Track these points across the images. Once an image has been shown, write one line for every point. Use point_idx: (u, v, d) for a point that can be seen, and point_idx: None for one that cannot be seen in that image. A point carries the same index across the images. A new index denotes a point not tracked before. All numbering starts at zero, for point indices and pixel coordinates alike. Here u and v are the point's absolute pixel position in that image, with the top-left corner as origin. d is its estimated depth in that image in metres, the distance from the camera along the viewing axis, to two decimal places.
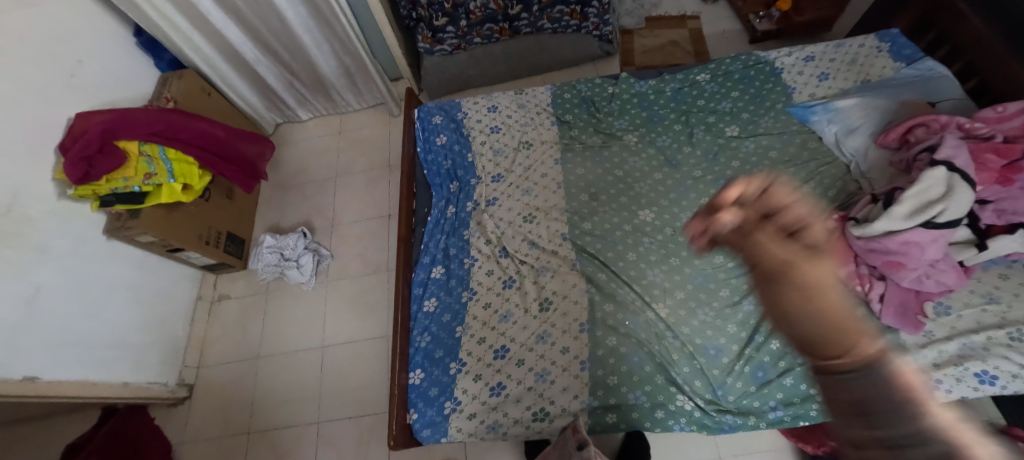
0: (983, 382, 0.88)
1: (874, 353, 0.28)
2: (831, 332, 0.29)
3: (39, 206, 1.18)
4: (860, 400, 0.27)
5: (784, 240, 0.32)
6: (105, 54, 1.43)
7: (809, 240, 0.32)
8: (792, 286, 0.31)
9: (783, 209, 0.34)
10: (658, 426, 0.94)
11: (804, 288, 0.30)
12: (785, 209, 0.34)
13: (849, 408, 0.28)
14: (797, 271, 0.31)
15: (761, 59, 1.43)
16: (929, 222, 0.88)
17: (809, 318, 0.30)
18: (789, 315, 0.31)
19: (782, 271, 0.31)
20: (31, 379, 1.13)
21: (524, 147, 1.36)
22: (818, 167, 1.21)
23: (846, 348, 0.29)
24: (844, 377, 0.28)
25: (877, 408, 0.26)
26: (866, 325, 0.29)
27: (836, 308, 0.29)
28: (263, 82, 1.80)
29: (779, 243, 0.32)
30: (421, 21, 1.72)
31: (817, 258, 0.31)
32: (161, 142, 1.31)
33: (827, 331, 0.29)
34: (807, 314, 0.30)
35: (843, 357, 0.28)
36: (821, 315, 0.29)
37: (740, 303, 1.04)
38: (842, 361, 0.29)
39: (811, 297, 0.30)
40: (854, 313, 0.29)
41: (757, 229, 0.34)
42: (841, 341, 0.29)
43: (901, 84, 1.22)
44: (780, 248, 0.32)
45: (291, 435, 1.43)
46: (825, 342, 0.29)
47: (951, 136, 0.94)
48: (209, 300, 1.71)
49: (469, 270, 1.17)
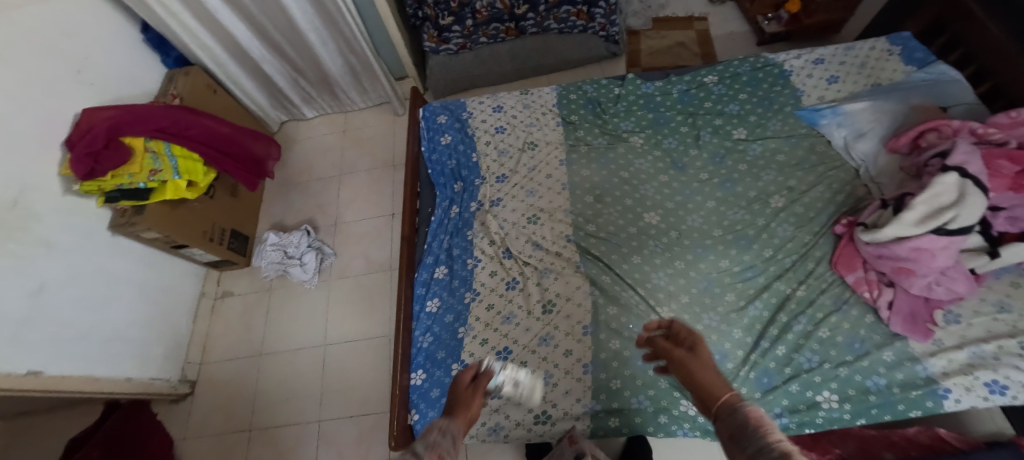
0: (993, 392, 0.85)
1: (730, 397, 0.52)
2: (709, 392, 0.55)
3: (45, 200, 1.19)
4: (732, 434, 0.46)
5: (687, 354, 0.64)
6: (113, 51, 1.44)
7: (695, 351, 0.64)
8: (693, 377, 0.59)
9: (681, 335, 0.69)
10: (660, 432, 0.92)
11: (695, 375, 0.59)
12: (685, 342, 0.67)
13: (733, 444, 0.46)
14: (691, 370, 0.60)
15: (770, 62, 1.42)
16: (940, 228, 0.87)
17: (701, 391, 0.56)
18: (696, 390, 0.57)
19: (688, 373, 0.61)
20: (36, 373, 1.13)
21: (529, 148, 1.35)
22: (827, 171, 1.20)
23: (720, 405, 0.51)
24: (731, 418, 0.48)
25: (739, 434, 0.45)
26: (724, 386, 0.55)
27: (709, 380, 0.57)
28: (269, 80, 1.81)
29: (686, 357, 0.63)
30: (427, 20, 1.72)
31: (694, 359, 0.62)
32: (166, 138, 1.32)
33: (707, 392, 0.55)
34: (700, 391, 0.57)
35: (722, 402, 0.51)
36: (704, 386, 0.56)
37: (745, 309, 1.03)
38: (717, 409, 0.52)
39: (698, 378, 0.58)
40: (719, 381, 0.56)
41: (677, 355, 0.65)
42: (713, 396, 0.53)
43: (912, 88, 1.21)
44: (686, 359, 0.63)
45: (292, 433, 1.43)
46: (709, 402, 0.54)
47: (964, 141, 0.93)
48: (212, 297, 1.72)
49: (472, 271, 1.16)
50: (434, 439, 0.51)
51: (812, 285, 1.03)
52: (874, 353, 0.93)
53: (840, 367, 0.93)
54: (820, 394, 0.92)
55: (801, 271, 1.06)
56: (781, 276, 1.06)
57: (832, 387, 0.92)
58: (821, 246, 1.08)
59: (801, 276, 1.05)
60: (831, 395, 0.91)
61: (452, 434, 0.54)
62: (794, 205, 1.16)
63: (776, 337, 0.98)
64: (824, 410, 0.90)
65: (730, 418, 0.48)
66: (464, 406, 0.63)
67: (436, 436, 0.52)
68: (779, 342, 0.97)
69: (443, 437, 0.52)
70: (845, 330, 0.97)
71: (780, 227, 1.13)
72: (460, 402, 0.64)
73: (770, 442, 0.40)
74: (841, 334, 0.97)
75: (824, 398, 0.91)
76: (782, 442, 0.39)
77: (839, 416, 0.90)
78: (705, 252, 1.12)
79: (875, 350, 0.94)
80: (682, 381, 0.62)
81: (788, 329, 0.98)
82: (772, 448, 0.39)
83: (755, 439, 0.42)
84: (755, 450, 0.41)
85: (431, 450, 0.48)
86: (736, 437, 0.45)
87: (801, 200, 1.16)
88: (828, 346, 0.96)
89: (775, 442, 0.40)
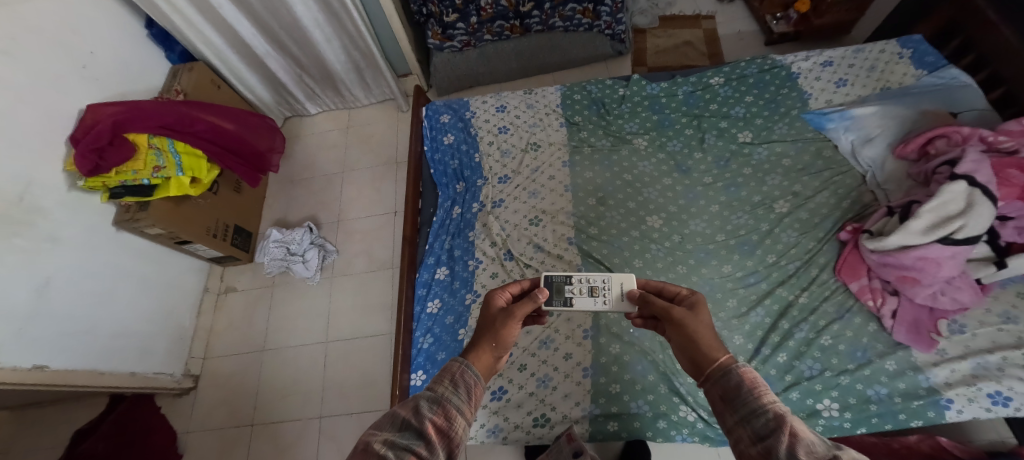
0: (996, 403, 0.85)
1: (726, 360, 0.50)
2: (702, 354, 0.52)
3: (51, 196, 1.20)
4: (724, 396, 0.47)
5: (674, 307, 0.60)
6: (117, 45, 1.44)
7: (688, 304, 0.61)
8: (683, 335, 0.56)
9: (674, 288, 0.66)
10: (659, 437, 0.91)
11: (684, 332, 0.56)
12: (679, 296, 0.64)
13: (725, 405, 0.47)
14: (680, 326, 0.57)
15: (778, 63, 1.40)
16: (946, 237, 0.86)
17: (693, 349, 0.54)
18: (685, 347, 0.55)
19: (679, 331, 0.57)
20: (40, 367, 1.14)
21: (532, 149, 1.35)
22: (833, 176, 1.18)
23: (713, 368, 0.50)
24: (727, 379, 0.47)
25: (734, 398, 0.46)
26: (718, 347, 0.52)
27: (700, 339, 0.54)
28: (273, 75, 1.81)
29: (672, 311, 0.59)
30: (431, 17, 1.70)
31: (684, 313, 0.57)
32: (170, 134, 1.31)
33: (700, 354, 0.53)
34: (693, 352, 0.54)
35: (715, 362, 0.50)
36: (695, 346, 0.53)
37: (748, 315, 1.02)
38: (709, 370, 0.51)
39: (688, 335, 0.55)
40: (709, 341, 0.53)
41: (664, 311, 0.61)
42: (710, 360, 0.51)
43: (922, 92, 1.18)
44: (673, 313, 0.58)
45: (294, 428, 1.44)
46: (704, 365, 0.52)
47: (974, 149, 0.91)
48: (215, 292, 1.73)
49: (473, 272, 1.16)
50: (443, 394, 0.49)
51: (815, 292, 1.02)
52: (876, 361, 0.93)
53: (842, 375, 0.93)
54: (821, 402, 0.91)
55: (804, 278, 1.05)
56: (784, 282, 1.05)
57: (833, 395, 0.92)
58: (825, 252, 1.07)
59: (804, 283, 1.05)
60: (832, 403, 0.91)
61: (468, 385, 0.52)
62: (799, 210, 1.14)
63: (778, 343, 0.98)
64: (824, 419, 0.89)
65: (723, 379, 0.48)
66: (493, 335, 0.60)
67: (446, 389, 0.50)
68: (781, 348, 0.97)
69: (454, 392, 0.50)
70: (847, 338, 0.97)
71: (784, 233, 1.12)
72: (492, 330, 0.61)
73: (764, 403, 0.42)
74: (843, 341, 0.96)
75: (824, 406, 0.91)
76: (776, 405, 0.42)
77: (839, 424, 0.89)
78: (707, 257, 1.11)
79: (877, 358, 0.93)
80: (674, 335, 0.58)
81: (790, 335, 0.98)
82: (768, 412, 0.41)
83: (749, 403, 0.43)
84: (750, 413, 0.43)
85: (435, 409, 0.47)
86: (729, 399, 0.46)
87: (806, 206, 1.15)
88: (829, 354, 0.95)
89: (770, 405, 0.42)
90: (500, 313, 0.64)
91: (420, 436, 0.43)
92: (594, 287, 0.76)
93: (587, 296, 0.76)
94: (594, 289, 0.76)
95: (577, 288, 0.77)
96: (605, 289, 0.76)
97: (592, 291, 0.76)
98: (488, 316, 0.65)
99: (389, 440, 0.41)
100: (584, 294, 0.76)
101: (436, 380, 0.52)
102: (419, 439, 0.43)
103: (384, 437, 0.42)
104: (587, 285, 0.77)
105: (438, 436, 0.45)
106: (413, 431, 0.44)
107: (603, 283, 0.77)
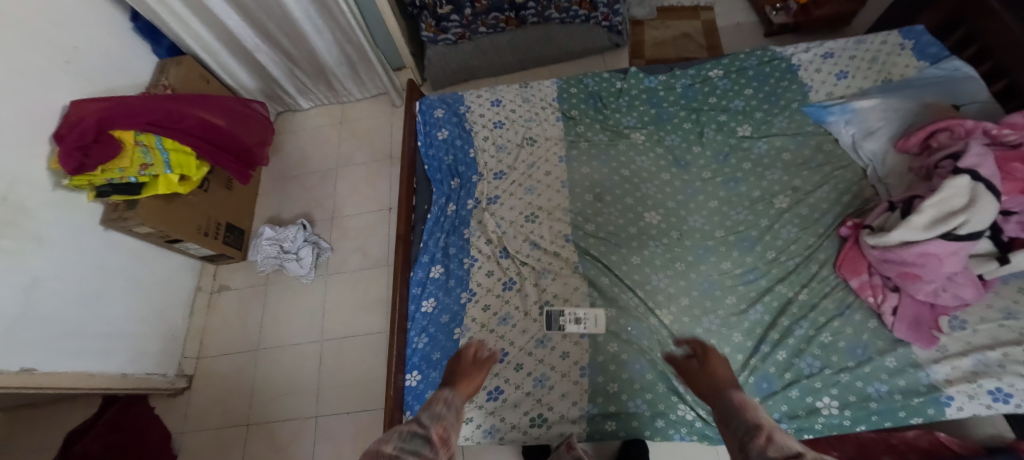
0: (997, 400, 0.84)
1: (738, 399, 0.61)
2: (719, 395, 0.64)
3: (36, 195, 1.16)
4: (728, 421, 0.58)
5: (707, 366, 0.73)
6: (101, 39, 1.39)
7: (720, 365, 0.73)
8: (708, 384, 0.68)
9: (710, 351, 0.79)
10: (658, 435, 0.91)
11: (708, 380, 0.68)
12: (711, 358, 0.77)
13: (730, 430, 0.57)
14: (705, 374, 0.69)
15: (777, 55, 1.37)
16: (948, 233, 0.84)
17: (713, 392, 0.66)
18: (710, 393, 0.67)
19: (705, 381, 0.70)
20: (28, 370, 1.10)
21: (528, 144, 1.32)
22: (833, 171, 1.17)
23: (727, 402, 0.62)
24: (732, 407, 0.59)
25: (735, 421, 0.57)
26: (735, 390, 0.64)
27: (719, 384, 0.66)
28: (263, 69, 1.77)
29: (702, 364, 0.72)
30: (425, 9, 1.66)
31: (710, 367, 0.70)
32: (158, 131, 1.27)
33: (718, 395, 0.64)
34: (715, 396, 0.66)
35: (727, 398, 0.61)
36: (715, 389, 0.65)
37: (747, 312, 1.01)
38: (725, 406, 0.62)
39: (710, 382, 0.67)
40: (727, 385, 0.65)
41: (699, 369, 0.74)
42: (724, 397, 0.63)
43: (924, 84, 1.16)
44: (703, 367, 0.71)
45: (290, 428, 1.43)
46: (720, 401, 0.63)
47: (977, 143, 0.90)
48: (208, 291, 1.71)
49: (468, 271, 1.14)
50: (438, 414, 0.60)
51: (815, 288, 1.01)
52: (876, 359, 0.92)
53: (842, 373, 0.91)
54: (820, 400, 0.90)
55: (804, 274, 1.04)
56: (784, 279, 1.04)
57: (833, 393, 0.91)
58: (825, 248, 1.06)
59: (804, 279, 1.03)
60: (831, 401, 0.90)
61: (454, 412, 0.63)
62: (799, 206, 1.13)
63: (777, 341, 0.96)
64: (824, 417, 0.89)
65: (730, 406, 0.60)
66: (465, 382, 0.73)
67: (439, 410, 0.61)
68: (780, 346, 0.95)
69: (446, 414, 0.61)
70: (847, 335, 0.95)
71: (784, 229, 1.10)
72: (465, 376, 0.74)
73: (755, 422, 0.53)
74: (843, 339, 0.95)
75: (824, 404, 0.90)
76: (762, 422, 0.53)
77: (838, 422, 0.89)
78: (706, 254, 1.10)
79: (877, 356, 0.92)
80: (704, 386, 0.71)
81: (790, 333, 0.97)
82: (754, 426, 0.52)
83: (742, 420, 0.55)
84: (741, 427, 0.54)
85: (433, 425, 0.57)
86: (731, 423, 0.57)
87: (806, 201, 1.13)
88: (829, 351, 0.94)
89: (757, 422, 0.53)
90: (468, 365, 0.78)
91: (425, 442, 0.53)
92: (578, 318, 1.02)
93: (573, 325, 1.02)
94: (578, 319, 1.02)
95: (566, 318, 1.02)
96: (586, 319, 1.02)
97: (577, 321, 1.02)
98: (457, 367, 0.78)
99: (401, 444, 0.50)
100: (571, 323, 1.02)
101: (428, 407, 0.62)
102: (425, 444, 0.52)
103: (397, 443, 0.50)
104: (573, 316, 1.02)
105: (440, 443, 0.54)
106: (422, 439, 0.53)
107: (585, 314, 1.02)
